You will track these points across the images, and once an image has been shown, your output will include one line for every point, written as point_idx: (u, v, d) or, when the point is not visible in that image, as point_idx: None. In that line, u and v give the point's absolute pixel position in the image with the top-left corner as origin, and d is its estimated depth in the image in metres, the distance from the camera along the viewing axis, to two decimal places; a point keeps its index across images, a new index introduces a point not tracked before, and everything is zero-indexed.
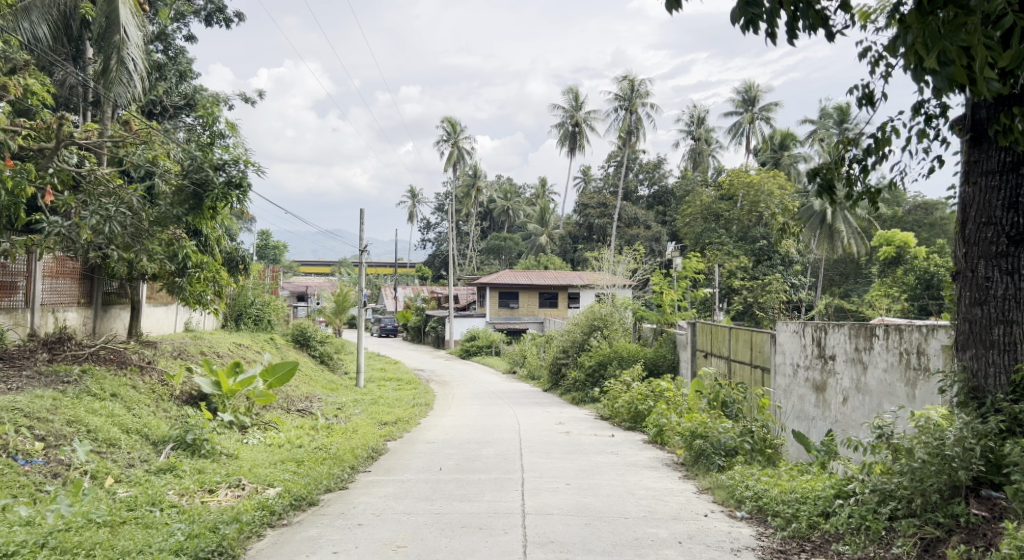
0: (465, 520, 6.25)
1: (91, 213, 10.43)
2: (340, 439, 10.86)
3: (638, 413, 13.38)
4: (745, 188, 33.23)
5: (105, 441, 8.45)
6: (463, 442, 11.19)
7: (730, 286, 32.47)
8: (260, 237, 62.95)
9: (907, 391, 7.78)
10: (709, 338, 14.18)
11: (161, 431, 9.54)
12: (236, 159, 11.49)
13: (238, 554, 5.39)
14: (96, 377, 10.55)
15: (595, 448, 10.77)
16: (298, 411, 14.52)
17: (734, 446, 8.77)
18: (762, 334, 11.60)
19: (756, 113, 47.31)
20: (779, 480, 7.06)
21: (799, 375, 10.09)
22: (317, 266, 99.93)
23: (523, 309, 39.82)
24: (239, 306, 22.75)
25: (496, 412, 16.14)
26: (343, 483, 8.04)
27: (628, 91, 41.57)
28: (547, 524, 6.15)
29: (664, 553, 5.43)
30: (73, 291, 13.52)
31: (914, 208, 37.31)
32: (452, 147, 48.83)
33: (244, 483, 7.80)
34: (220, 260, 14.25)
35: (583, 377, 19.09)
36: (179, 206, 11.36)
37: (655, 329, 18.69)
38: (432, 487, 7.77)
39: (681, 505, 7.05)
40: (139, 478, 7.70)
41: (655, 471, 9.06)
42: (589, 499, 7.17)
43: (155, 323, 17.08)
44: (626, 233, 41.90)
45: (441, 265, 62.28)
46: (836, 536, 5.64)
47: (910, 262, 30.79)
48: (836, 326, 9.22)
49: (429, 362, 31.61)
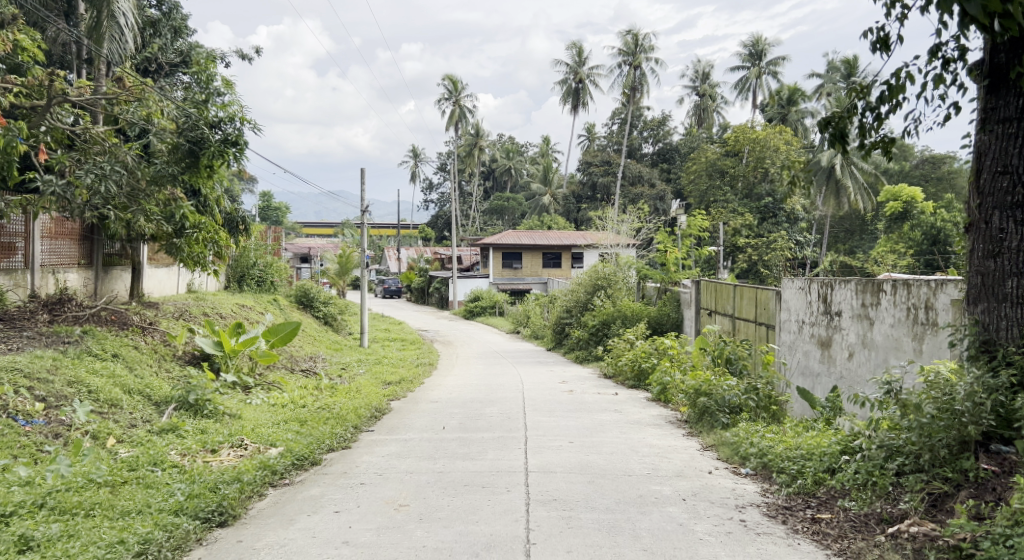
0: (468, 479, 6.20)
1: (85, 171, 10.24)
2: (344, 398, 10.85)
3: (641, 371, 13.34)
4: (750, 144, 32.96)
5: (107, 401, 8.43)
6: (466, 401, 11.18)
7: (735, 244, 32.38)
8: (262, 198, 62.93)
9: (915, 346, 7.77)
10: (714, 297, 14.09)
11: (163, 391, 9.55)
12: (232, 116, 11.31)
13: (238, 514, 5.28)
14: (97, 337, 10.54)
15: (599, 406, 10.74)
16: (302, 370, 14.59)
17: (738, 404, 8.69)
18: (766, 291, 11.50)
19: (763, 67, 46.68)
20: (783, 437, 7.01)
21: (805, 331, 10.04)
22: (320, 227, 100.21)
23: (527, 269, 39.74)
24: (242, 267, 22.73)
25: (500, 372, 16.12)
26: (345, 443, 8.01)
27: (632, 45, 40.99)
28: (550, 482, 6.12)
29: (668, 510, 5.37)
30: (74, 252, 13.45)
31: (922, 162, 37.10)
32: (454, 106, 48.37)
33: (246, 443, 7.78)
34: (220, 220, 14.13)
35: (586, 335, 19.05)
36: (176, 165, 11.19)
37: (659, 288, 18.59)
38: (435, 446, 7.75)
39: (685, 462, 7.00)
40: (140, 438, 7.68)
41: (659, 428, 9.03)
42: (593, 456, 7.13)
43: (157, 284, 17.05)
44: (630, 192, 41.62)
45: (444, 226, 62.08)
46: (842, 492, 5.55)
47: (917, 217, 30.58)
48: (842, 282, 9.16)
49: (433, 322, 31.64)
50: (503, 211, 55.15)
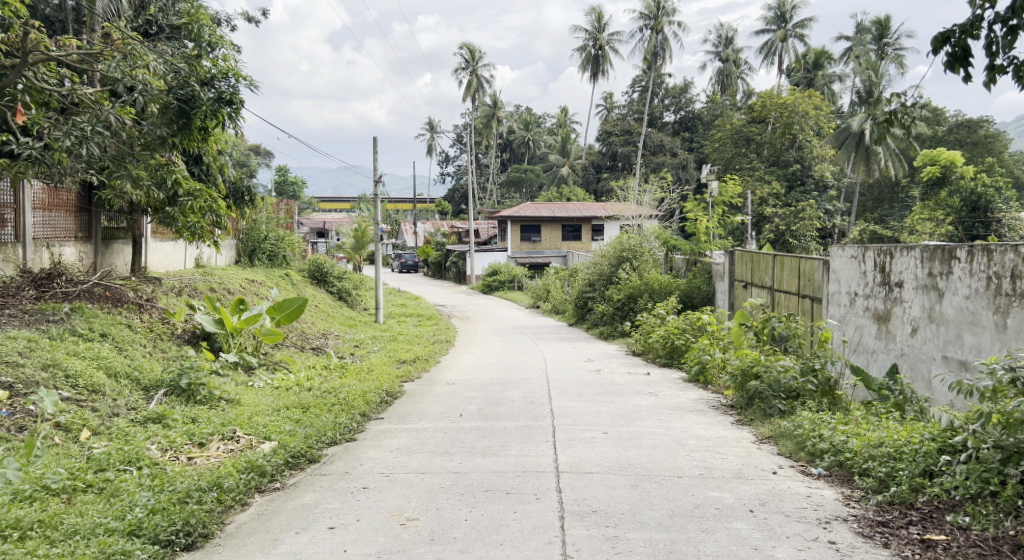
0: (489, 483, 5.23)
1: (64, 133, 9.11)
2: (353, 381, 9.88)
3: (674, 348, 12.29)
4: (778, 110, 31.72)
5: (87, 388, 7.52)
6: (486, 383, 10.23)
7: (762, 214, 31.09)
8: (278, 174, 62.35)
9: (995, 321, 6.73)
10: (750, 268, 13.00)
11: (154, 374, 8.66)
12: (226, 71, 10.35)
13: (211, 533, 4.36)
14: (87, 315, 9.65)
15: (631, 389, 9.71)
16: (312, 348, 13.72)
17: (796, 388, 7.65)
18: (812, 261, 10.41)
19: (789, 30, 44.97)
20: (860, 429, 5.98)
21: (858, 305, 9.00)
22: (337, 202, 99.87)
23: (546, 242, 38.68)
24: (253, 241, 21.86)
25: (521, 349, 15.13)
26: (350, 435, 7.08)
27: (654, 9, 39.42)
28: (587, 486, 5.13)
29: (737, 527, 4.38)
30: (70, 224, 12.54)
31: (955, 126, 35.62)
32: (470, 76, 47.12)
33: (239, 435, 6.85)
34: (222, 191, 13.20)
35: (611, 311, 17.96)
36: (164, 126, 10.15)
37: (687, 260, 17.49)
38: (451, 438, 6.80)
39: (742, 460, 5.98)
40: (119, 429, 6.74)
41: (703, 415, 8.03)
42: (632, 452, 6.15)
43: (163, 259, 16.24)
44: (652, 161, 40.27)
45: (461, 199, 61.14)
46: (951, 504, 4.53)
47: (956, 183, 29.07)
48: (904, 249, 8.07)
49: (451, 297, 30.73)
50: (521, 183, 53.97)
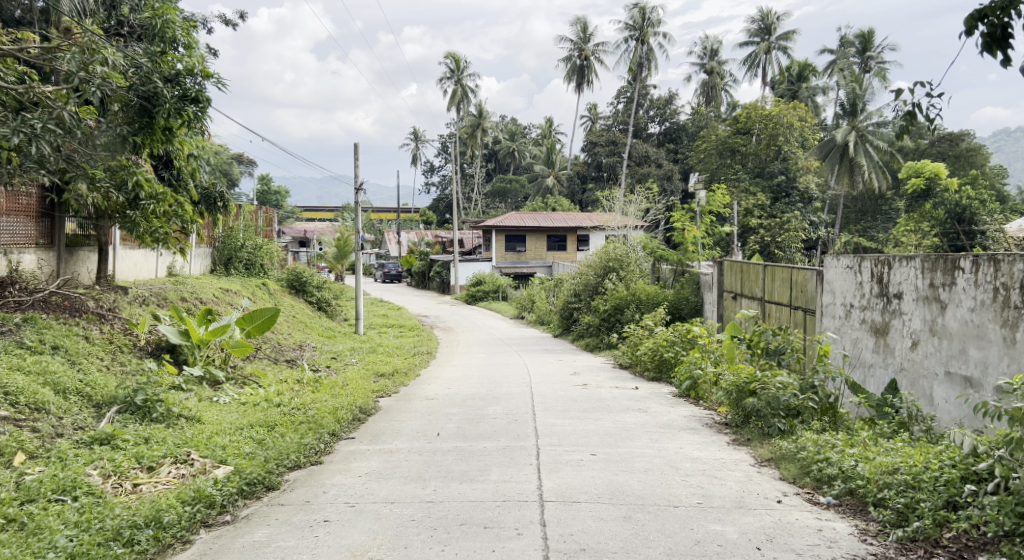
0: (465, 515, 4.69)
1: (11, 130, 8.38)
2: (325, 396, 9.28)
3: (663, 361, 11.79)
4: (762, 122, 31.27)
5: (29, 406, 6.89)
6: (467, 398, 9.66)
7: (748, 225, 30.73)
8: (260, 183, 61.46)
9: (1002, 335, 6.28)
10: (739, 278, 12.55)
11: (109, 389, 8.04)
12: (192, 69, 9.78)
13: None
14: (39, 326, 9.01)
15: (619, 404, 9.18)
16: (286, 360, 13.11)
17: (796, 406, 7.16)
18: (804, 271, 9.96)
19: (773, 42, 44.96)
20: (868, 452, 5.51)
21: (853, 317, 8.54)
22: (320, 212, 98.85)
23: (531, 253, 38.16)
24: (229, 250, 21.15)
25: (504, 361, 14.60)
26: (316, 457, 6.51)
27: (639, 20, 39.16)
28: (575, 519, 4.61)
29: None
30: (31, 230, 11.89)
31: (937, 139, 35.58)
32: (455, 86, 46.68)
33: (194, 458, 6.25)
34: (193, 195, 12.59)
35: (598, 322, 17.47)
36: (125, 125, 9.36)
37: (674, 270, 17.04)
38: (425, 461, 6.24)
39: (742, 486, 5.47)
40: (59, 451, 6.12)
41: (697, 434, 7.53)
42: (623, 477, 5.62)
43: (131, 267, 15.56)
44: (637, 172, 39.92)
45: (446, 209, 60.70)
46: (982, 542, 4.09)
47: (940, 195, 28.95)
48: (903, 259, 7.63)
49: (435, 308, 30.13)
50: (505, 193, 53.48)
